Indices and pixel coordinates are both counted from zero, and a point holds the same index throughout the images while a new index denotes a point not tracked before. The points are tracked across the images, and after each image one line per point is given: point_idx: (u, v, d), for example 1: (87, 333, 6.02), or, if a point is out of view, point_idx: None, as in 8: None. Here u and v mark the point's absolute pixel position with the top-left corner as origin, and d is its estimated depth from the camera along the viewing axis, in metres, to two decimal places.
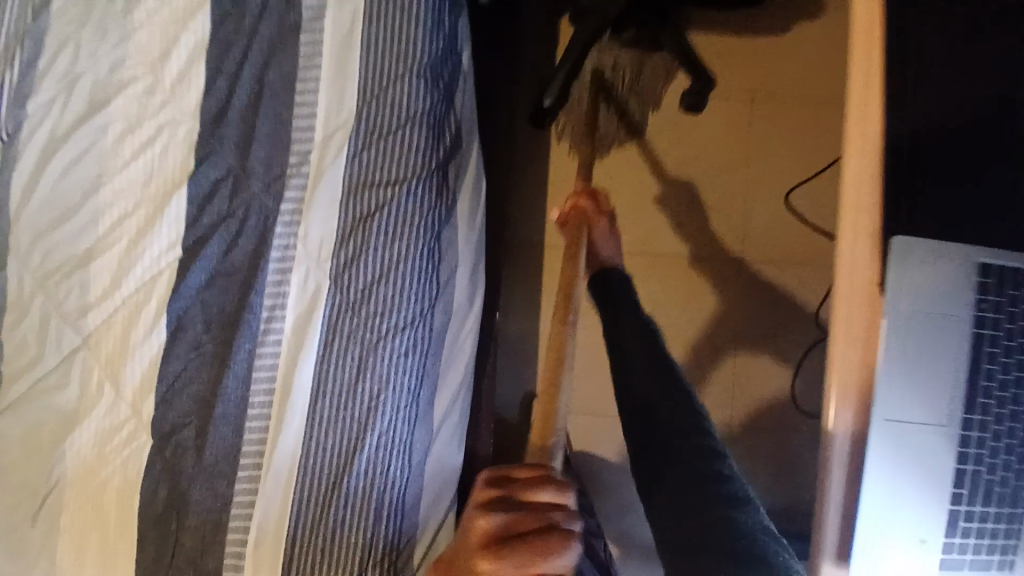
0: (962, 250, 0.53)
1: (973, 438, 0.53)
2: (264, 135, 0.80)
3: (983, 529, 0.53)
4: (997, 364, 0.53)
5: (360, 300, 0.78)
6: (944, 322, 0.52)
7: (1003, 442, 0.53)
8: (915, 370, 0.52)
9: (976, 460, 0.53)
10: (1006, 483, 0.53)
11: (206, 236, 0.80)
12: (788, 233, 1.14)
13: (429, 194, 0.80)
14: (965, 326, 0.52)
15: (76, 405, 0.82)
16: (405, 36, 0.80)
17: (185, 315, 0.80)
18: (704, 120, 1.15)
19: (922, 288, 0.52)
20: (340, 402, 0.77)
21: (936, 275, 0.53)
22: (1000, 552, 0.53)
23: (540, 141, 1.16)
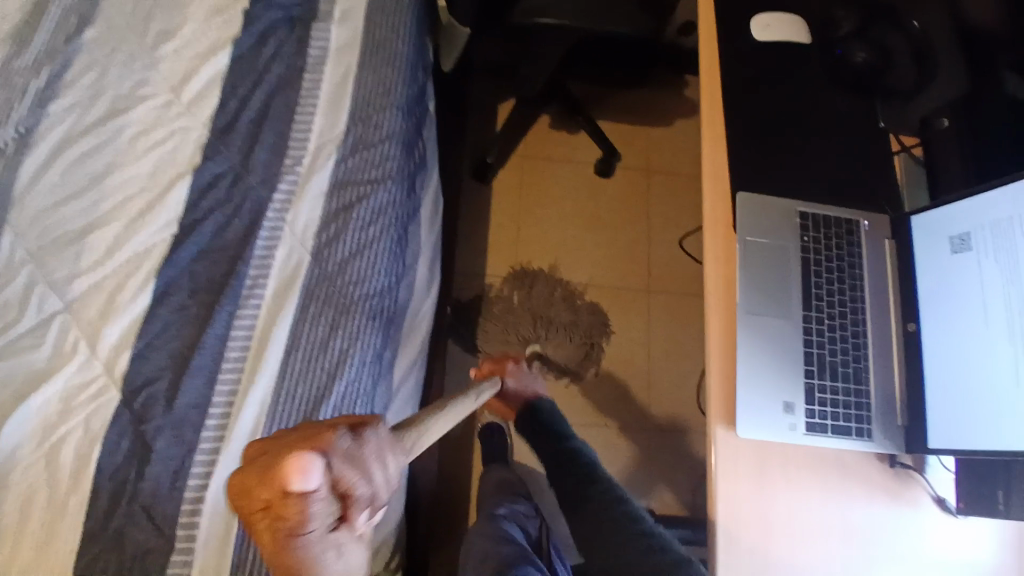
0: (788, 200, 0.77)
1: (813, 328, 0.72)
2: (265, 140, 0.97)
3: (836, 400, 0.70)
4: (819, 274, 0.74)
5: (337, 272, 0.92)
6: (777, 248, 0.75)
7: (838, 333, 0.72)
8: (763, 279, 0.74)
9: (818, 345, 0.71)
10: (845, 362, 0.71)
11: (202, 217, 0.93)
12: (682, 271, 1.40)
13: (400, 194, 0.99)
14: (794, 249, 0.75)
15: (48, 363, 0.85)
16: (389, 80, 1.04)
17: (171, 283, 0.90)
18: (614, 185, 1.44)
19: (762, 224, 0.76)
20: (312, 356, 0.87)
21: (770, 213, 0.76)
22: (853, 419, 0.70)
23: (484, 192, 1.40)
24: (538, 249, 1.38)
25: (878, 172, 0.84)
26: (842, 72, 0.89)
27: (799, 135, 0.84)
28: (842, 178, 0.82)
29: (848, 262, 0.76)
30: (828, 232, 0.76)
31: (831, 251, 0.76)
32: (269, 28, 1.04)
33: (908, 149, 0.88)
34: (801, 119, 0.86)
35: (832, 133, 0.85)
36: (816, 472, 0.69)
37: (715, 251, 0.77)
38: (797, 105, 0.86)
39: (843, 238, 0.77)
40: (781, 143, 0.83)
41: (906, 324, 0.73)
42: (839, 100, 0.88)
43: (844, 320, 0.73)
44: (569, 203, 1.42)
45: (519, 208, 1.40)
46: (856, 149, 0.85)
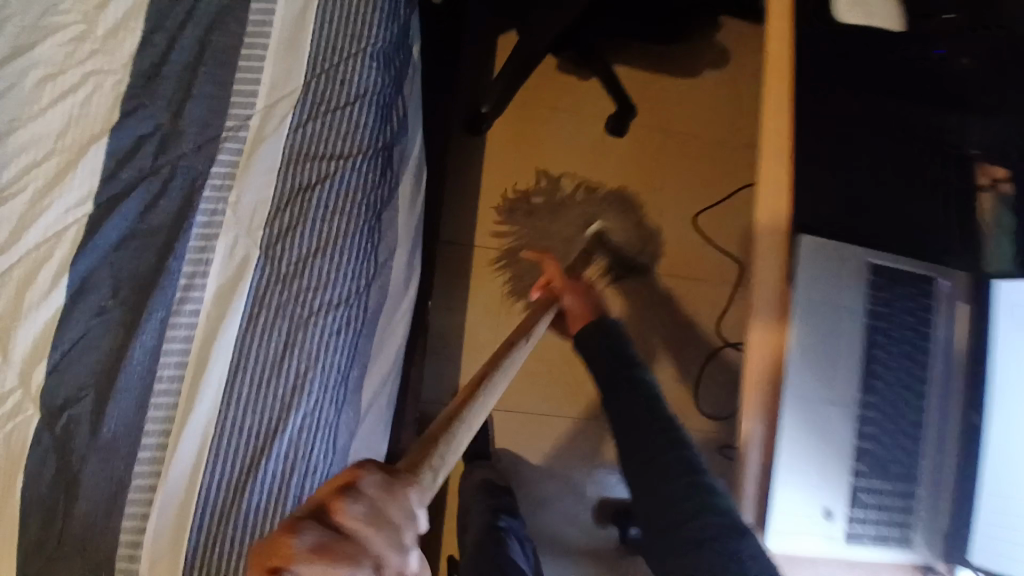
0: (858, 253, 0.70)
1: (868, 415, 0.68)
2: (200, 94, 0.76)
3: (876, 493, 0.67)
4: (880, 351, 0.69)
5: (293, 273, 0.75)
6: (830, 317, 0.69)
7: (891, 422, 0.69)
8: (821, 352, 0.68)
9: (868, 435, 0.68)
10: (899, 461, 0.68)
11: (124, 192, 0.74)
12: (692, 251, 1.24)
13: (373, 172, 0.80)
14: (861, 317, 0.70)
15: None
16: (361, 17, 0.81)
17: (89, 277, 0.73)
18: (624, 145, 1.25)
19: (823, 283, 0.69)
20: (263, 380, 0.73)
21: (837, 270, 0.70)
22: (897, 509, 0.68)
23: (474, 147, 1.21)
24: (531, 218, 1.19)
25: None
26: None
27: None
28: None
29: (919, 335, 0.71)
30: (896, 299, 0.71)
31: (894, 322, 0.70)
32: None
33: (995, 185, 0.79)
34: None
35: None
36: (846, 566, 0.67)
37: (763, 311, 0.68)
38: None
39: (919, 310, 0.72)
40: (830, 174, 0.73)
41: (969, 416, 0.70)
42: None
43: (906, 407, 0.69)
44: (570, 165, 1.23)
45: (515, 168, 1.22)
46: None
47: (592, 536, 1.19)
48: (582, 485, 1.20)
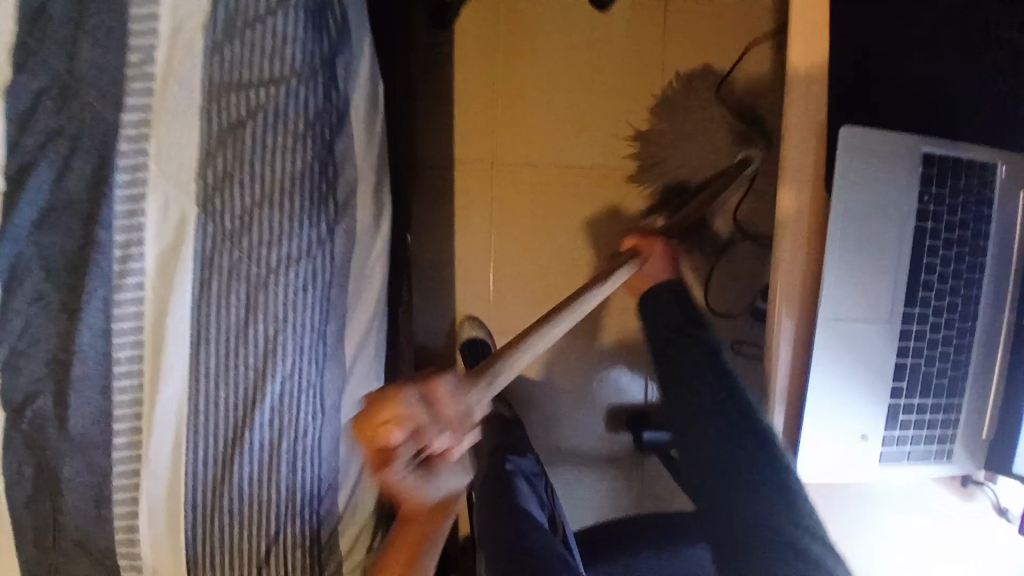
0: (913, 137, 0.51)
1: (909, 348, 0.55)
2: (88, 24, 0.61)
3: (920, 422, 0.57)
4: (926, 282, 0.54)
5: (242, 230, 0.65)
6: (893, 220, 0.52)
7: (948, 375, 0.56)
8: (828, 356, 0.53)
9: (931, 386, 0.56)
10: (942, 375, 0.56)
11: (30, 160, 0.62)
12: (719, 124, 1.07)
13: (314, 95, 0.67)
14: (891, 250, 0.52)
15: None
16: None
17: (16, 264, 0.63)
18: (620, 44, 1.07)
19: (871, 164, 0.50)
20: (230, 350, 0.66)
21: (881, 150, 0.50)
22: (939, 425, 0.57)
23: (444, 43, 1.04)
24: (518, 123, 1.07)
25: None
26: None
27: None
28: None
29: (974, 224, 0.55)
30: (958, 183, 0.54)
31: (956, 214, 0.54)
32: None
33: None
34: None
35: None
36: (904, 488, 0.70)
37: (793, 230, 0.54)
38: None
39: (976, 188, 0.54)
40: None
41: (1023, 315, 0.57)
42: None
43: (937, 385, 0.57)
44: (560, 52, 1.07)
45: (494, 65, 1.05)
46: None
47: (606, 448, 1.20)
48: (588, 400, 1.18)
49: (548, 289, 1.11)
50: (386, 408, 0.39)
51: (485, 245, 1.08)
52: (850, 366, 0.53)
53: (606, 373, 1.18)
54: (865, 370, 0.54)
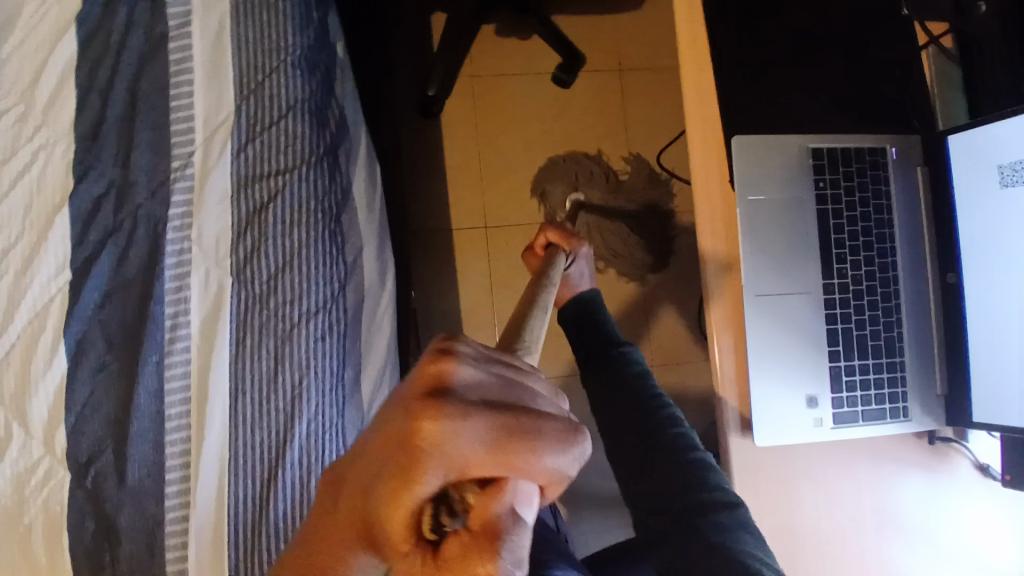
0: (796, 137, 0.61)
1: (838, 313, 0.62)
2: (142, 143, 0.78)
3: (865, 382, 0.63)
4: (841, 254, 0.62)
5: (268, 293, 0.78)
6: (798, 205, 0.62)
7: (880, 334, 0.63)
8: (763, 330, 0.61)
9: (867, 346, 0.63)
10: (877, 335, 0.63)
11: (95, 253, 0.77)
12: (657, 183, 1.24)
13: (321, 179, 0.82)
14: (801, 230, 0.62)
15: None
16: (275, 29, 0.80)
17: (82, 339, 0.77)
18: (586, 117, 1.25)
19: (762, 162, 0.61)
20: (262, 396, 0.76)
21: (770, 149, 0.61)
22: (885, 385, 0.63)
23: (431, 129, 1.21)
24: (504, 190, 1.22)
25: (910, 82, 0.70)
26: None
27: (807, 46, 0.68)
28: (855, 119, 0.68)
29: (874, 202, 0.64)
30: (848, 170, 0.63)
31: (855, 194, 0.63)
32: None
33: (936, 41, 0.73)
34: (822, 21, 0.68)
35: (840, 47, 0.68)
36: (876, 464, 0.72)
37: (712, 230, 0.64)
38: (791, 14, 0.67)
39: (869, 175, 0.64)
40: (763, 57, 0.67)
41: (946, 276, 0.67)
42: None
43: (874, 346, 0.63)
44: (533, 126, 1.24)
45: (478, 143, 1.22)
46: (867, 56, 0.69)
47: None
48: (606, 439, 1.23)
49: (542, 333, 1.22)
50: (537, 453, 0.28)
51: (488, 298, 1.19)
52: (785, 336, 0.61)
53: None
54: (800, 339, 0.61)
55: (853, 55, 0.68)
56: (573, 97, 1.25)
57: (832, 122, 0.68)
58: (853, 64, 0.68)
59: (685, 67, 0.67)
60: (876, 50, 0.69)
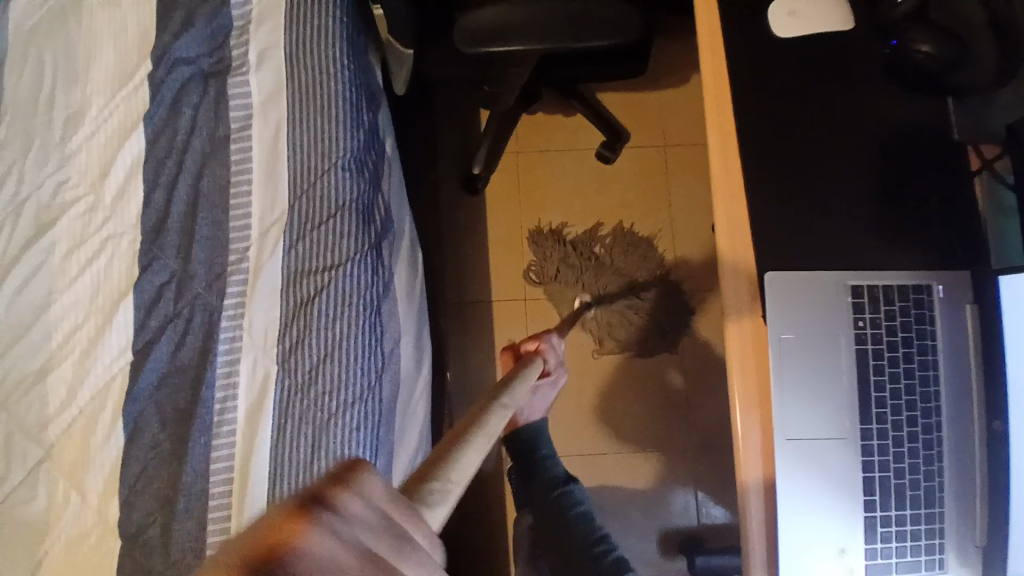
0: (832, 277, 0.63)
1: (875, 461, 0.60)
2: (202, 238, 0.84)
3: (902, 533, 0.60)
4: (880, 400, 0.61)
5: (308, 383, 0.81)
6: (832, 344, 0.62)
7: (917, 481, 0.60)
8: (797, 472, 0.59)
9: (906, 496, 0.60)
10: (915, 484, 0.60)
11: (154, 337, 0.83)
12: (697, 264, 1.24)
13: (363, 273, 0.85)
14: (838, 373, 0.61)
15: (43, 518, 0.80)
16: (328, 133, 0.85)
17: (139, 418, 0.82)
18: (625, 191, 1.25)
19: (797, 302, 0.62)
20: (298, 483, 0.79)
21: (806, 291, 0.63)
22: (922, 535, 0.60)
23: (475, 205, 1.24)
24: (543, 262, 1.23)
25: (952, 206, 0.68)
26: (860, 105, 0.70)
27: (840, 170, 0.68)
28: (893, 243, 0.66)
29: (918, 345, 0.62)
30: (890, 314, 0.63)
31: (894, 334, 0.62)
32: (182, 89, 0.87)
33: (991, 165, 0.69)
34: (857, 150, 0.69)
35: (873, 174, 0.68)
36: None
37: (743, 357, 0.62)
38: (820, 143, 0.69)
39: (913, 317, 0.63)
40: (792, 183, 0.67)
41: (990, 424, 0.61)
42: (862, 124, 0.69)
43: (913, 493, 0.60)
44: (575, 199, 1.25)
45: (519, 216, 1.24)
46: (902, 182, 0.68)
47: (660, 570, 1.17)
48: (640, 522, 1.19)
49: (571, 408, 1.22)
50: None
51: None
52: (819, 480, 0.59)
53: (662, 497, 1.20)
54: (835, 483, 0.60)
55: (886, 181, 0.68)
56: (618, 171, 1.26)
57: (872, 246, 0.67)
58: (889, 189, 0.68)
59: (716, 182, 0.67)
60: (911, 179, 0.68)
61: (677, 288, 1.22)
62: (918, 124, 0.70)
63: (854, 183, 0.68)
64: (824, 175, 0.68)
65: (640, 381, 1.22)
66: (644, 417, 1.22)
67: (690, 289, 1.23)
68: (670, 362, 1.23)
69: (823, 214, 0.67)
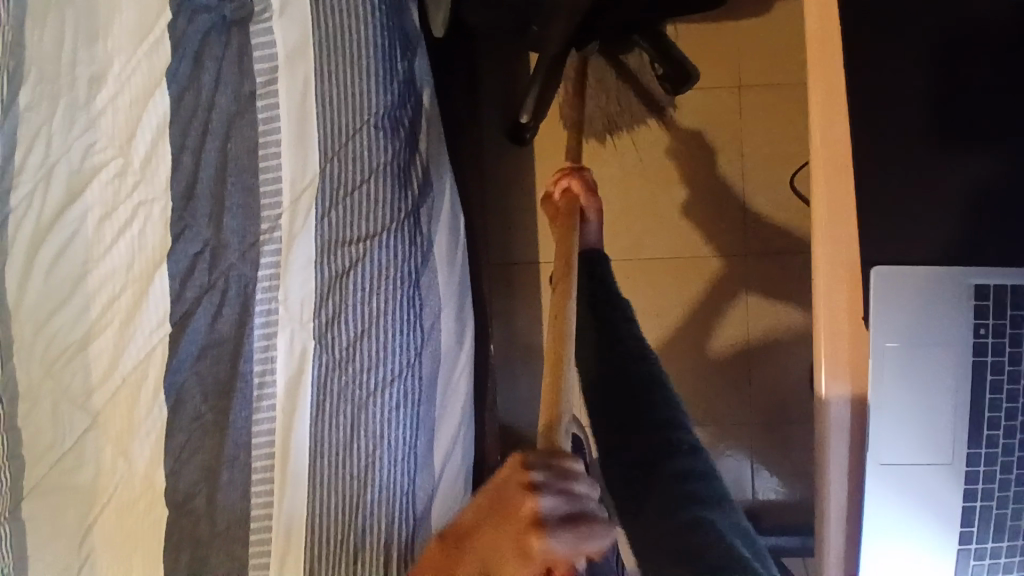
0: (953, 271, 0.53)
1: (978, 489, 0.52)
2: (233, 205, 0.80)
3: (993, 567, 0.52)
4: (995, 420, 0.52)
5: (346, 360, 0.78)
6: (942, 350, 0.52)
7: (1021, 513, 0.52)
8: (886, 495, 0.52)
9: (1006, 527, 0.52)
10: (1019, 516, 0.52)
11: (191, 308, 0.81)
12: (768, 224, 1.13)
13: (401, 244, 0.79)
14: (949, 386, 0.52)
15: (95, 483, 0.84)
16: (359, 88, 0.77)
17: (181, 389, 0.82)
18: (690, 142, 1.13)
19: (905, 301, 0.53)
20: (338, 461, 0.77)
21: (919, 288, 0.53)
22: (1016, 571, 0.52)
23: (523, 158, 1.14)
24: None
25: None
26: (997, 52, 0.57)
27: (963, 135, 0.56)
28: (1021, 227, 0.55)
29: None
30: (1019, 321, 0.53)
31: (1021, 343, 0.52)
32: (203, 40, 0.80)
33: None
34: (985, 112, 0.57)
35: (1003, 140, 0.56)
36: None
37: (833, 361, 0.54)
38: (941, 101, 0.56)
39: None
40: (901, 151, 0.56)
41: None
42: (995, 77, 0.57)
43: (1012, 525, 0.52)
44: (633, 151, 1.14)
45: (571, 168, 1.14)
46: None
47: None
48: None
49: None
50: None
51: None
52: (910, 504, 0.52)
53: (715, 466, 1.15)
54: (930, 511, 0.52)
55: (1020, 149, 0.56)
56: (684, 119, 1.13)
57: (995, 230, 0.56)
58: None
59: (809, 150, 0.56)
60: None
61: (742, 251, 1.13)
62: None
63: (980, 152, 0.56)
64: (943, 140, 0.56)
65: (699, 350, 1.14)
66: (700, 385, 1.15)
67: (759, 252, 1.13)
68: (734, 330, 1.13)
69: (936, 191, 0.56)
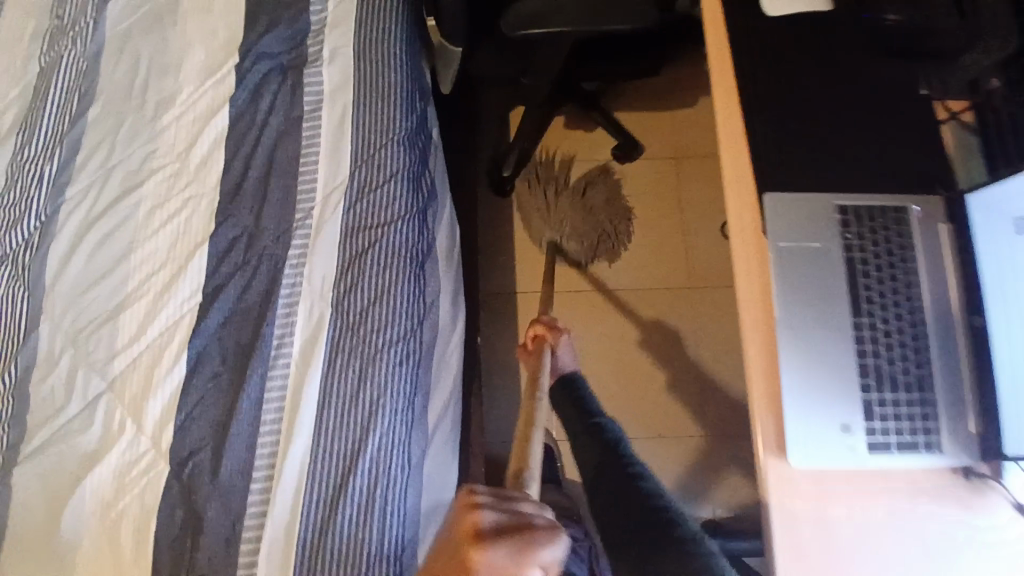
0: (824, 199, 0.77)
1: (869, 352, 0.71)
2: (273, 198, 0.97)
3: (899, 415, 0.70)
4: (870, 301, 0.73)
5: (359, 322, 0.91)
6: (821, 256, 0.75)
7: (912, 372, 0.71)
8: (796, 357, 0.71)
9: (901, 382, 0.70)
10: (907, 373, 0.71)
11: (223, 282, 0.94)
12: (708, 262, 1.37)
13: (411, 231, 0.97)
14: (831, 278, 0.74)
15: (99, 444, 0.88)
16: (387, 116, 1.00)
17: (202, 352, 0.91)
18: (641, 196, 1.39)
19: (791, 219, 0.76)
20: (344, 410, 0.87)
21: (800, 210, 0.77)
22: (919, 417, 0.70)
23: (504, 207, 1.37)
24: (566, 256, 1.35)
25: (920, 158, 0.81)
26: (840, 81, 0.84)
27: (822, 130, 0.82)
28: (869, 185, 0.79)
29: (900, 257, 0.75)
30: (874, 233, 0.76)
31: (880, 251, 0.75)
32: (264, 79, 1.04)
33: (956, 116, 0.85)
34: (837, 116, 0.83)
35: (852, 133, 0.82)
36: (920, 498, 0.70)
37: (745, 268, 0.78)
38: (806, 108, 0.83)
39: (895, 237, 0.76)
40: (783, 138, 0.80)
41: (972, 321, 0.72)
42: (840, 94, 0.84)
43: (907, 381, 0.71)
44: None
45: None
46: (876, 140, 0.82)
47: None
48: None
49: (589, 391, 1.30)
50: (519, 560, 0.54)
51: None
52: (815, 362, 0.71)
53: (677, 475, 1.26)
54: (828, 366, 0.71)
55: (862, 138, 0.81)
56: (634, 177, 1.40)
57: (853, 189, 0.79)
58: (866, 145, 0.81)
59: None
60: (885, 136, 0.82)
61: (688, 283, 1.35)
62: (889, 94, 0.84)
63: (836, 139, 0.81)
64: (810, 132, 0.81)
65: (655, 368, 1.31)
66: (661, 400, 1.30)
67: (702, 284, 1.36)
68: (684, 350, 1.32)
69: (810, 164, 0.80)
